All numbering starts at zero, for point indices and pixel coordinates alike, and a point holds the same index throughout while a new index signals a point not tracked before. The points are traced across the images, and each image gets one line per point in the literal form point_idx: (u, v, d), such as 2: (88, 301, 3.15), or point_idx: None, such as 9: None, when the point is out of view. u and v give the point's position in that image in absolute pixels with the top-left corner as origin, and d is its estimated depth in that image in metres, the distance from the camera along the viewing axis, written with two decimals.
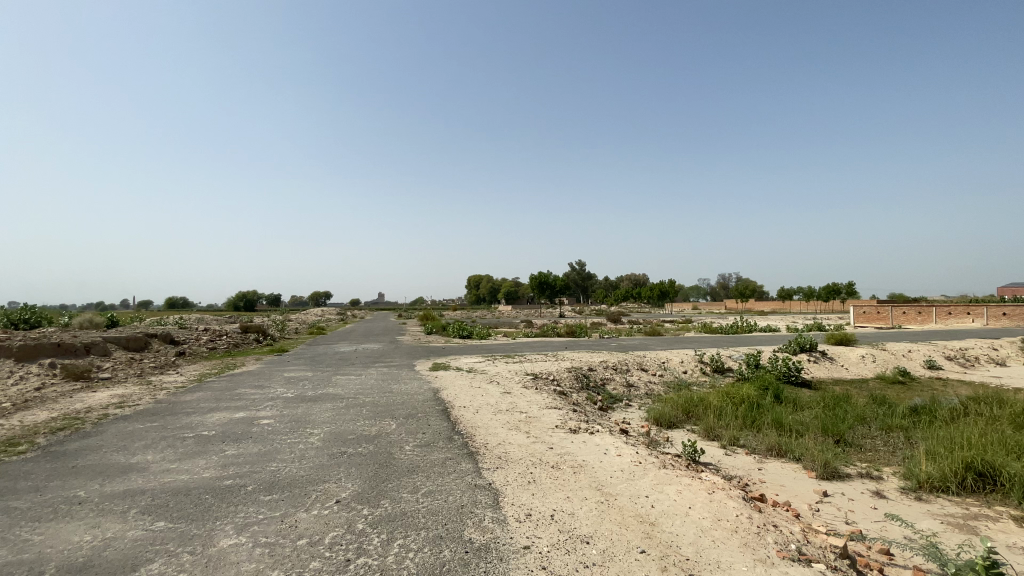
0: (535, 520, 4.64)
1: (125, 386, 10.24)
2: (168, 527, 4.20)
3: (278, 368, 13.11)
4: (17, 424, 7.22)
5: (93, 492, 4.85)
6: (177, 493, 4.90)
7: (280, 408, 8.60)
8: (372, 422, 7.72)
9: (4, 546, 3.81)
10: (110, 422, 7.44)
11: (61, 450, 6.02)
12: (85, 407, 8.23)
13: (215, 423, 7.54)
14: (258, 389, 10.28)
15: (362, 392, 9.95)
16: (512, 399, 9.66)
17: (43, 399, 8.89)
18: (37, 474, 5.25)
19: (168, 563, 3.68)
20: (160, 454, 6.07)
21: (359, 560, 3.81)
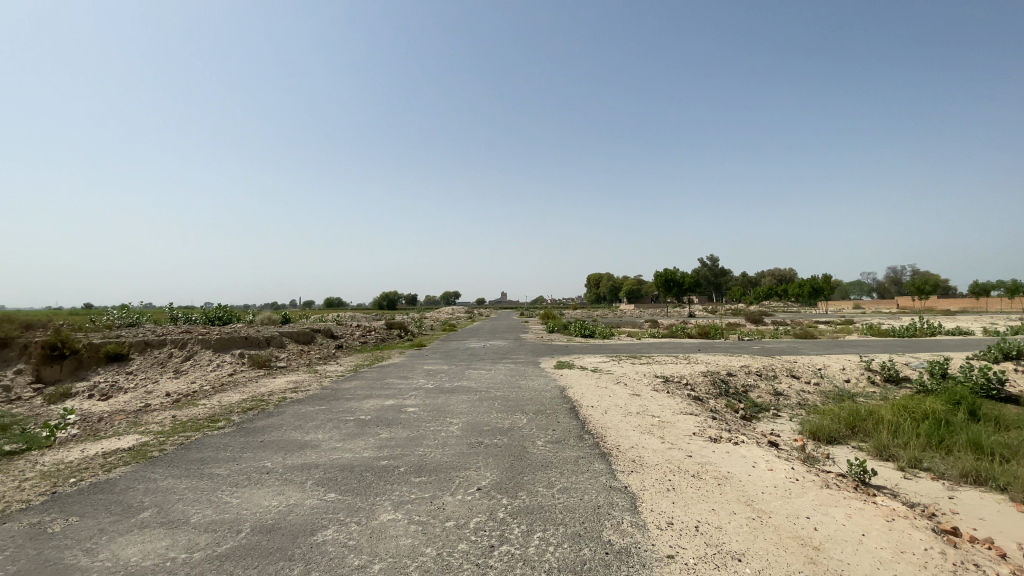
0: (678, 529, 4.39)
1: (297, 373, 11.99)
2: (339, 499, 4.78)
3: (418, 361, 14.29)
4: (218, 403, 8.85)
5: (279, 463, 5.72)
6: (343, 469, 5.57)
7: (422, 397, 9.35)
8: (504, 415, 8.01)
9: (219, 502, 4.65)
10: (288, 404, 8.74)
11: (253, 426, 7.22)
12: (268, 391, 9.80)
13: (370, 409, 8.45)
14: (402, 379, 11.30)
15: (493, 386, 10.39)
16: (643, 402, 9.30)
17: (235, 383, 10.81)
18: (237, 445, 6.36)
19: (340, 530, 4.18)
20: (327, 434, 6.95)
21: (502, 548, 3.95)
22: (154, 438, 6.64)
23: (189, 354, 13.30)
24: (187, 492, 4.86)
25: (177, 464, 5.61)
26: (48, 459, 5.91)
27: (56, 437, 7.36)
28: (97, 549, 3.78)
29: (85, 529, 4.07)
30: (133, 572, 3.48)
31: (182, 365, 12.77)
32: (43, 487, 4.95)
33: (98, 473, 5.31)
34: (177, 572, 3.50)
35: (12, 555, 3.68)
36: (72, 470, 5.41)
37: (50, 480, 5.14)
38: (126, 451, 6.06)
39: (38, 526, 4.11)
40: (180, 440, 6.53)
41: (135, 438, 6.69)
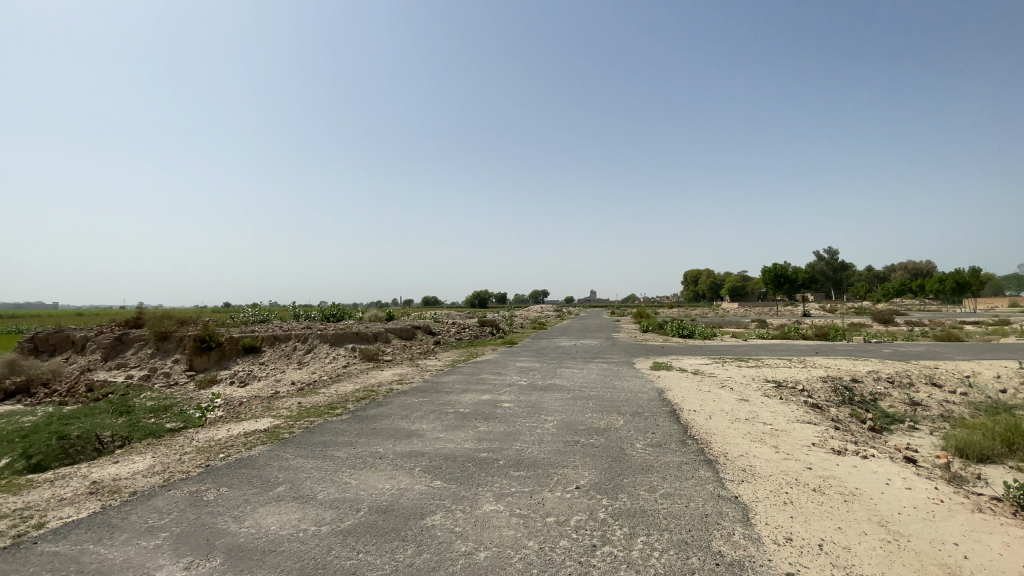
0: (798, 547, 4.02)
1: (401, 367, 12.82)
2: (444, 486, 5.02)
3: (512, 358, 14.58)
4: (335, 392, 9.73)
5: (389, 450, 6.15)
6: (447, 459, 5.84)
7: (517, 394, 9.52)
8: (601, 416, 7.89)
9: (339, 482, 5.10)
10: (395, 395, 9.37)
11: (366, 414, 7.84)
12: (377, 382, 10.58)
13: (468, 402, 8.79)
14: (498, 375, 11.59)
15: (588, 386, 10.29)
16: (750, 408, 8.67)
17: (348, 374, 11.82)
18: (352, 430, 6.95)
19: (447, 516, 4.37)
20: (431, 424, 7.35)
21: (605, 548, 3.89)
22: (284, 421, 7.47)
23: (309, 347, 14.79)
24: (313, 471, 5.40)
25: (303, 445, 6.25)
26: (204, 435, 6.90)
27: (209, 417, 8.57)
28: (244, 516, 4.33)
29: (234, 499, 4.68)
30: (272, 539, 3.94)
31: (303, 358, 14.24)
32: (201, 459, 5.78)
33: (241, 450, 6.09)
34: (308, 542, 3.89)
35: (180, 516, 4.33)
36: (222, 446, 6.26)
37: (206, 453, 5.99)
38: (263, 432, 6.89)
39: (198, 493, 4.80)
40: (305, 424, 7.28)
41: (269, 420, 7.58)
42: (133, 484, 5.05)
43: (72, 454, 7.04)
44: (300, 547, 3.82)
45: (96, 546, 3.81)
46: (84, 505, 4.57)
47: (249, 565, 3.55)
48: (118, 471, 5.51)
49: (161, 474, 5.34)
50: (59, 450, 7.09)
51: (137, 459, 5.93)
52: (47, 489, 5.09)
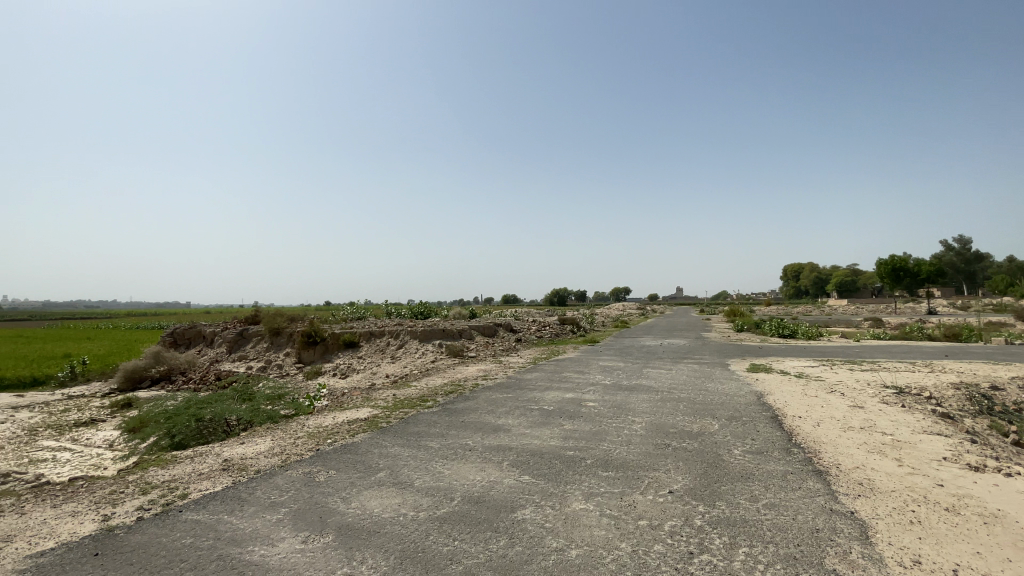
0: (930, 571, 3.57)
1: (486, 363, 13.16)
2: (533, 482, 5.08)
3: (595, 356, 14.40)
4: (426, 385, 10.21)
5: (478, 443, 6.34)
6: (534, 455, 5.90)
7: (602, 393, 9.39)
8: (692, 419, 7.55)
9: (433, 472, 5.34)
10: (481, 390, 9.63)
11: (455, 408, 8.13)
12: (463, 377, 10.96)
13: (553, 400, 8.81)
14: (581, 374, 11.50)
15: (677, 387, 9.89)
16: (865, 415, 7.84)
17: (436, 369, 12.35)
18: (443, 423, 7.24)
19: (536, 511, 4.42)
20: (517, 420, 7.46)
21: (703, 556, 3.72)
22: (381, 412, 7.96)
23: (400, 343, 15.64)
24: (409, 459, 5.70)
25: (399, 435, 6.63)
26: (313, 422, 7.56)
27: (315, 406, 9.38)
28: (350, 498, 4.68)
29: (341, 481, 5.07)
30: (376, 521, 4.22)
31: (395, 353, 15.09)
32: (311, 443, 6.34)
33: (345, 437, 6.59)
34: (407, 526, 4.12)
35: (296, 494, 4.78)
36: (328, 433, 6.81)
37: (315, 439, 6.56)
38: (363, 421, 7.40)
39: (310, 474, 5.27)
40: (400, 415, 7.72)
41: (368, 410, 8.13)
42: (256, 463, 5.66)
43: (206, 435, 8.05)
44: (401, 530, 4.05)
45: (229, 516, 4.31)
46: (219, 479, 5.20)
47: (356, 544, 3.83)
48: (244, 451, 6.20)
49: (279, 455, 5.93)
50: (197, 430, 8.12)
51: (259, 441, 6.64)
52: (189, 464, 5.85)
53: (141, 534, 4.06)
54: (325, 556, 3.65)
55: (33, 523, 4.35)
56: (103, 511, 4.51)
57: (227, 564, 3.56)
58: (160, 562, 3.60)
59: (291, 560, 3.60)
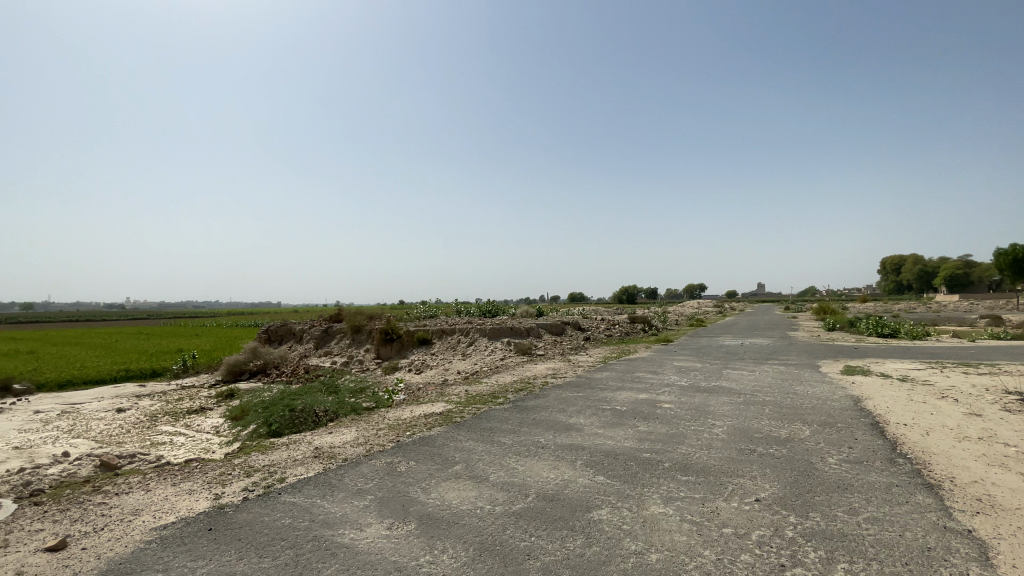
0: None
1: (555, 362, 13.14)
2: (609, 483, 5.00)
3: (669, 356, 13.92)
4: (497, 382, 10.38)
5: (551, 441, 6.34)
6: (609, 455, 5.81)
7: (678, 394, 9.05)
8: (779, 424, 7.08)
9: (508, 467, 5.41)
10: (552, 388, 9.62)
11: (526, 405, 8.19)
12: (533, 375, 11.01)
13: (626, 400, 8.62)
14: (654, 374, 11.16)
15: (760, 389, 9.31)
16: (986, 425, 6.95)
17: (507, 366, 12.50)
18: (516, 419, 7.32)
19: (613, 513, 4.34)
20: (590, 420, 7.37)
21: (795, 570, 3.48)
22: (456, 406, 8.20)
23: (471, 340, 16.00)
24: (484, 454, 5.82)
25: (474, 430, 6.79)
26: (392, 415, 7.92)
27: (394, 400, 9.84)
28: (429, 488, 4.85)
29: (420, 472, 5.28)
30: (454, 512, 4.34)
31: (467, 350, 15.47)
32: (392, 435, 6.65)
33: (423, 430, 6.85)
34: (485, 520, 4.20)
35: (380, 483, 5.03)
36: (407, 426, 7.12)
37: (395, 431, 6.87)
38: (438, 415, 7.65)
39: (392, 465, 5.53)
40: (474, 410, 7.90)
41: (443, 405, 8.40)
42: (343, 452, 6.03)
43: (298, 424, 8.71)
44: (478, 523, 4.15)
45: (322, 500, 4.63)
46: (311, 466, 5.59)
47: (437, 534, 3.97)
48: (332, 440, 6.63)
49: (363, 445, 6.28)
50: (290, 420, 8.81)
51: (345, 431, 7.07)
52: (285, 451, 6.35)
53: (246, 512, 4.46)
54: (408, 543, 3.81)
55: (158, 498, 4.91)
56: (214, 490, 5.00)
57: (321, 545, 3.82)
58: (263, 539, 3.94)
59: (377, 545, 3.80)
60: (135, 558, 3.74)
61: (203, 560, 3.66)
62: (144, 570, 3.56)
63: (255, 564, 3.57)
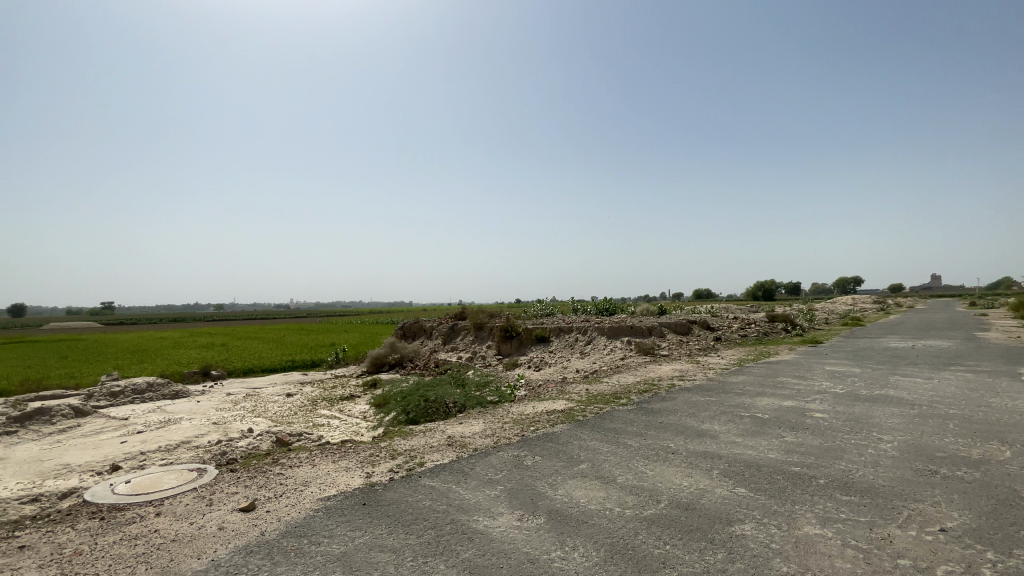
0: None
1: (682, 363, 12.44)
2: (751, 496, 4.58)
3: (817, 360, 12.37)
4: (619, 382, 10.15)
5: (682, 446, 6.01)
6: (750, 466, 5.33)
7: (831, 403, 8.00)
8: (970, 443, 5.88)
9: (636, 471, 5.24)
10: (679, 391, 9.13)
11: (652, 408, 7.87)
12: (658, 376, 10.57)
13: (766, 407, 7.85)
14: (800, 379, 10.00)
15: (940, 401, 7.84)
16: None
17: (628, 366, 12.14)
18: (642, 422, 7.07)
19: (758, 529, 3.98)
20: (725, 427, 6.84)
21: None
22: (578, 405, 8.18)
23: (590, 338, 15.85)
24: (610, 455, 5.71)
25: (598, 430, 6.69)
26: (516, 410, 8.15)
27: (517, 395, 10.12)
28: (557, 485, 4.89)
29: (547, 468, 5.35)
30: (583, 511, 4.32)
31: (586, 348, 15.38)
32: (517, 429, 6.84)
33: (547, 426, 6.94)
34: (615, 522, 4.12)
35: (509, 475, 5.20)
36: (532, 421, 7.27)
37: (520, 425, 7.05)
38: (561, 413, 7.70)
39: (519, 458, 5.68)
40: (596, 410, 7.80)
41: (565, 403, 8.43)
42: (473, 442, 6.34)
43: (431, 414, 9.40)
44: (609, 524, 4.08)
45: (457, 487, 4.92)
46: (445, 453, 5.98)
47: (567, 530, 3.98)
48: (462, 430, 7.02)
49: (491, 437, 6.55)
50: (423, 409, 9.53)
51: (473, 422, 7.44)
52: (422, 438, 6.87)
53: (392, 492, 4.90)
54: (540, 537, 3.88)
55: (322, 472, 5.63)
56: (365, 469, 5.59)
57: (458, 529, 4.05)
58: (408, 518, 4.30)
59: (510, 535, 3.92)
60: (306, 523, 4.32)
61: (359, 531, 4.10)
62: (313, 534, 4.10)
63: (402, 541, 3.90)
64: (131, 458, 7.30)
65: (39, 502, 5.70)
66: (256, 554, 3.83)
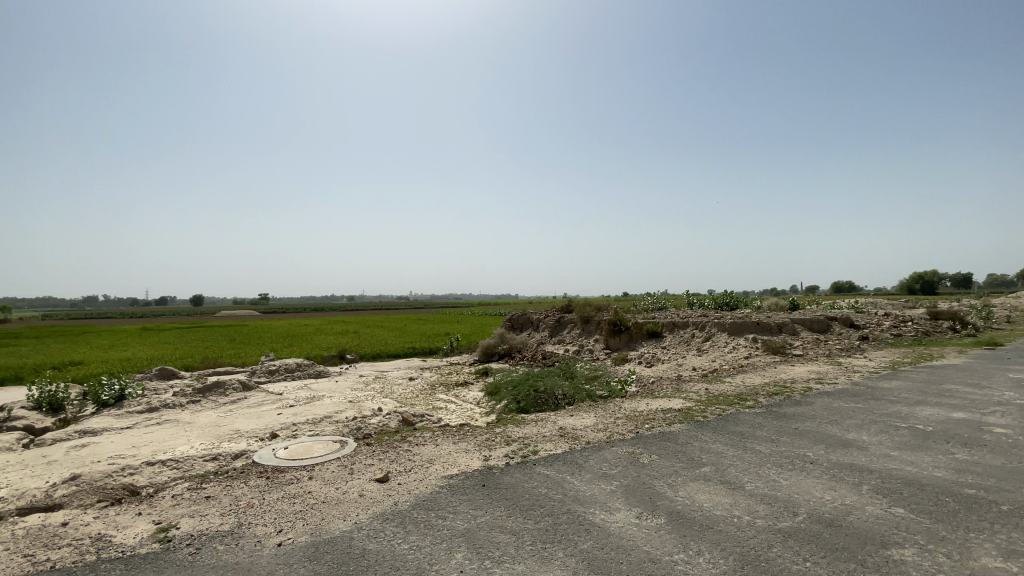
0: None
1: (818, 364, 11.15)
2: (911, 518, 3.98)
3: (998, 366, 10.32)
4: (743, 383, 9.40)
5: (822, 457, 5.40)
6: (908, 484, 4.63)
7: (1019, 417, 6.63)
8: None
9: (768, 479, 4.82)
10: (816, 395, 8.19)
11: (784, 412, 7.16)
12: (790, 378, 9.59)
13: (929, 418, 6.74)
14: (975, 388, 8.41)
15: None
16: None
17: (753, 366, 11.18)
18: (773, 427, 6.48)
19: (919, 554, 3.45)
20: (875, 438, 6.01)
21: None
22: (696, 405, 7.73)
23: (708, 335, 14.88)
24: (736, 459, 5.33)
25: (721, 432, 6.27)
26: (630, 406, 7.94)
27: (628, 391, 9.85)
28: (677, 486, 4.68)
29: (666, 467, 5.14)
30: (708, 515, 4.08)
31: (703, 345, 14.47)
32: (631, 425, 6.66)
33: (664, 424, 6.66)
34: (745, 531, 3.84)
35: (624, 471, 5.10)
36: (646, 418, 7.03)
37: (634, 421, 6.86)
38: (678, 412, 7.34)
39: (635, 455, 5.54)
40: (718, 411, 7.31)
41: (682, 401, 8.02)
42: (586, 435, 6.31)
43: (542, 405, 9.54)
44: (737, 532, 3.81)
45: (571, 477, 4.94)
46: (558, 443, 6.03)
47: (691, 534, 3.80)
48: (574, 422, 7.02)
49: (604, 431, 6.46)
50: (534, 400, 9.70)
51: (585, 416, 7.39)
52: (535, 427, 7.00)
53: (509, 476, 5.07)
54: (661, 537, 3.75)
55: (444, 452, 6.01)
56: (483, 452, 5.85)
57: (575, 519, 4.07)
58: (525, 503, 4.42)
59: (628, 531, 3.85)
60: (432, 498, 4.65)
61: (480, 511, 4.31)
62: (439, 509, 4.40)
63: (521, 524, 4.02)
64: (285, 429, 8.44)
65: (220, 460, 6.84)
66: (390, 522, 4.22)
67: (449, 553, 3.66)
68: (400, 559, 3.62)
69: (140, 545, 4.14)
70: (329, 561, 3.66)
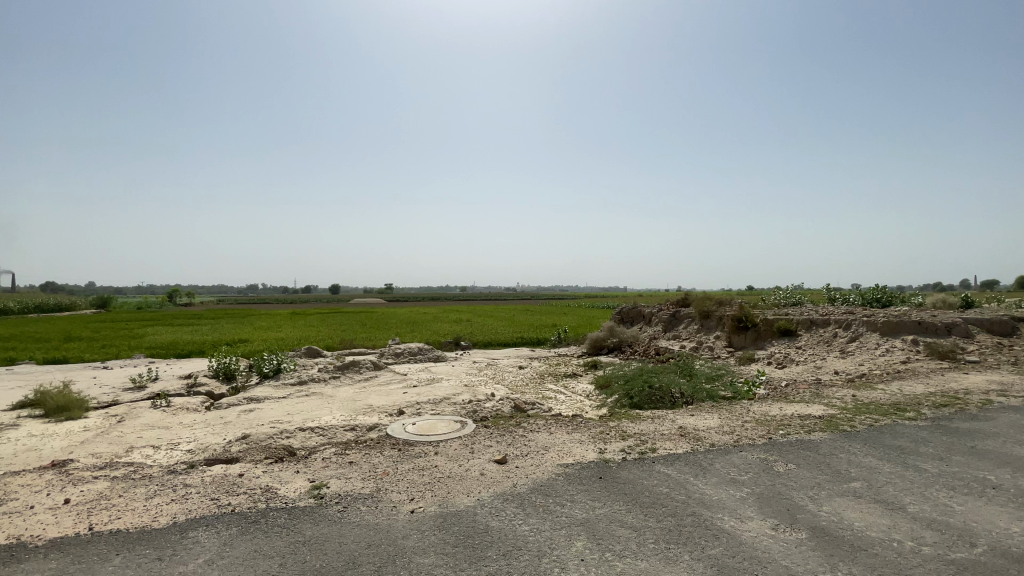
0: None
1: (1002, 373, 9.28)
2: None
3: None
4: (899, 391, 8.15)
5: (1008, 482, 4.50)
6: None
7: None
8: None
9: (936, 502, 4.14)
10: (998, 410, 6.83)
11: (955, 427, 6.08)
12: (963, 388, 8.10)
13: None
14: None
15: None
16: None
17: (912, 372, 9.63)
18: (940, 444, 5.53)
19: None
20: None
21: None
22: (840, 413, 6.87)
23: (854, 336, 13.12)
24: (894, 477, 4.65)
25: (873, 445, 5.51)
26: (758, 409, 7.31)
27: (756, 393, 9.07)
28: (820, 499, 4.23)
29: (806, 479, 4.66)
30: (860, 536, 3.63)
31: (847, 347, 12.79)
32: (762, 430, 6.12)
33: (801, 432, 6.04)
34: (907, 557, 3.35)
35: (756, 478, 4.72)
36: (779, 424, 6.41)
37: (765, 426, 6.30)
38: (818, 419, 6.58)
39: (768, 462, 5.10)
40: (869, 421, 6.42)
41: (822, 408, 7.18)
42: (710, 437, 5.94)
43: (658, 401, 9.19)
44: (897, 558, 3.34)
45: (695, 479, 4.70)
46: (679, 443, 5.75)
47: (839, 554, 3.40)
48: (695, 422, 6.65)
49: (730, 435, 6.02)
50: (649, 396, 9.36)
51: (708, 416, 6.96)
52: (651, 424, 6.76)
53: (627, 472, 4.96)
54: (802, 553, 3.42)
55: (560, 441, 6.06)
56: (598, 445, 5.79)
57: (701, 523, 3.87)
58: (645, 500, 4.30)
59: (763, 543, 3.56)
60: (550, 484, 4.73)
61: (599, 503, 4.28)
62: (557, 496, 4.46)
63: (642, 521, 3.92)
64: (411, 406, 9.15)
65: (357, 431, 7.61)
66: (510, 502, 4.37)
67: (569, 540, 3.69)
68: (521, 539, 3.74)
69: (298, 498, 4.78)
70: (456, 533, 3.90)
